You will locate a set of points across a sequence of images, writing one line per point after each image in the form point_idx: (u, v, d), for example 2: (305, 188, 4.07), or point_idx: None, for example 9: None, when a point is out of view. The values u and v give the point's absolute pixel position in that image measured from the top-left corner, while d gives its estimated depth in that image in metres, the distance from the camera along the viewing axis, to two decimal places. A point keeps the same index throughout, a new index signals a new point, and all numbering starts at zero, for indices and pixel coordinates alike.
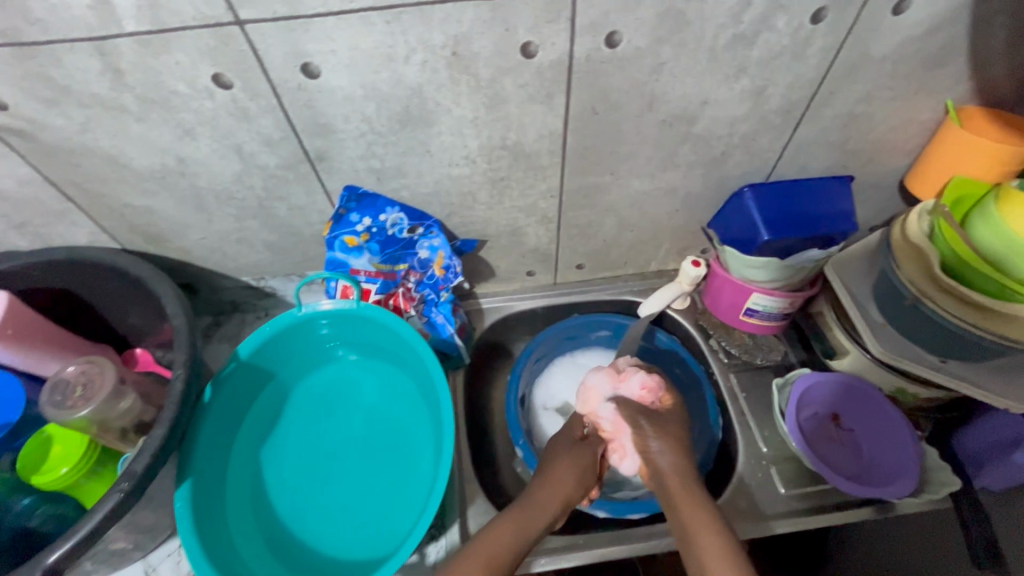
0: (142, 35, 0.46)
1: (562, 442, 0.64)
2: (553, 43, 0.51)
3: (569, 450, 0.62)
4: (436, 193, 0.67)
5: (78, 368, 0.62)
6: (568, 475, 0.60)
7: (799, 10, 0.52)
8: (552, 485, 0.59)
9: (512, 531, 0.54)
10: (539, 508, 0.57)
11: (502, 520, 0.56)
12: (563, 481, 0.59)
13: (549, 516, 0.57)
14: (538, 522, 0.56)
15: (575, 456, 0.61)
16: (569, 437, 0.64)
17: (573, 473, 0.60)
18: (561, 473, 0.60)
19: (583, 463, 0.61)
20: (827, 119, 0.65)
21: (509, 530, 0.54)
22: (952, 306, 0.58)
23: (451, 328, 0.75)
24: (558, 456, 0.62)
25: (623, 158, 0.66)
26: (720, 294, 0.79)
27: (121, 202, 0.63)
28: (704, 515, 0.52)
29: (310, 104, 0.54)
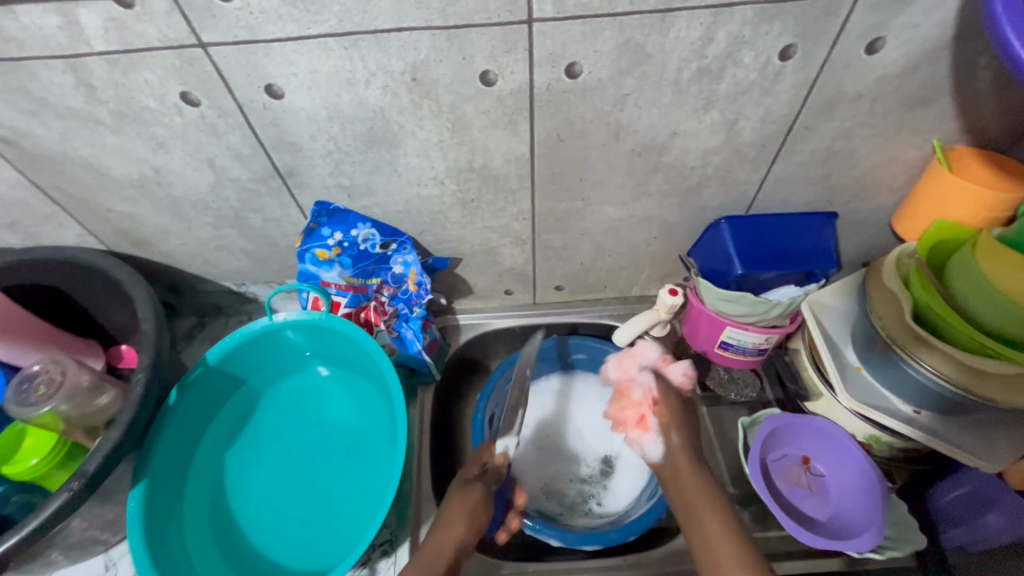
0: (111, 54, 0.48)
1: (455, 487, 0.66)
2: (511, 72, 0.51)
3: (456, 494, 0.64)
4: (408, 211, 0.68)
5: (43, 365, 0.65)
6: (455, 522, 0.61)
7: (765, 46, 0.51)
8: (441, 533, 0.60)
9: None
10: (435, 556, 0.58)
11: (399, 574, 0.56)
12: (450, 525, 0.61)
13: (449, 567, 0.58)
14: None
15: (459, 503, 0.63)
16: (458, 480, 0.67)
17: (459, 520, 0.61)
18: (447, 523, 0.61)
19: (467, 509, 0.62)
20: (805, 154, 0.63)
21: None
22: (925, 357, 0.56)
23: (420, 345, 0.75)
24: (448, 505, 0.64)
25: (593, 186, 0.66)
26: (695, 324, 0.77)
27: (103, 208, 0.65)
28: (706, 498, 0.58)
29: (276, 122, 0.55)
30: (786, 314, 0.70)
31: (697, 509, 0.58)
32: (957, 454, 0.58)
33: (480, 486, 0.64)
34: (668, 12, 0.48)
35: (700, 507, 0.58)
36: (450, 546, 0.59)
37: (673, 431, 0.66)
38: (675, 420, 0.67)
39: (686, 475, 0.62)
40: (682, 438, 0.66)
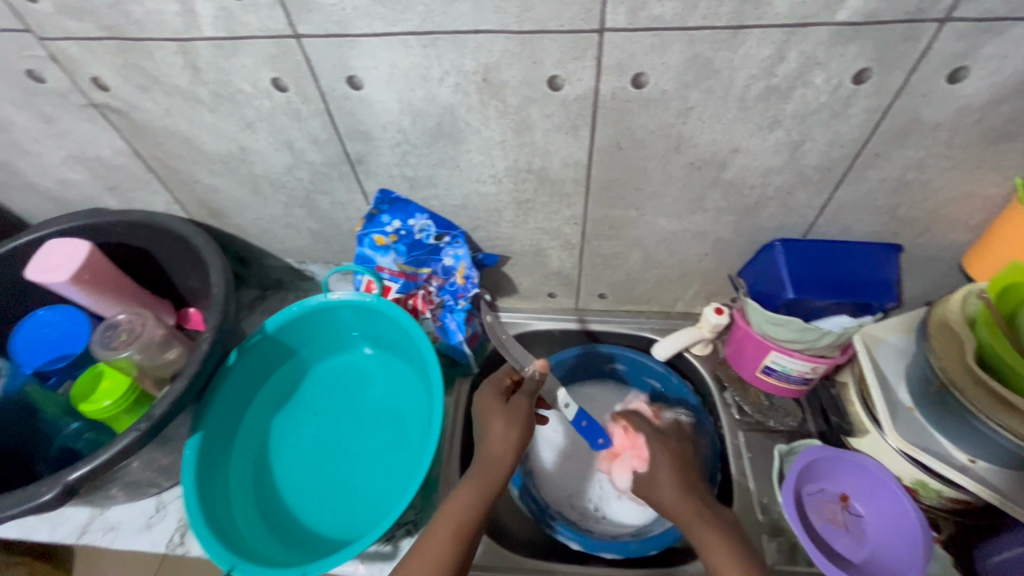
0: (217, 40, 0.53)
1: (495, 401, 0.62)
2: (578, 78, 0.53)
3: (502, 406, 0.61)
4: (464, 206, 0.71)
5: (126, 316, 0.73)
6: (501, 433, 0.59)
7: (838, 68, 0.50)
8: (493, 443, 0.59)
9: (472, 494, 0.56)
10: (495, 464, 0.58)
11: (461, 488, 0.57)
12: (505, 436, 0.59)
13: (505, 470, 0.58)
14: (491, 489, 0.56)
15: (510, 411, 0.60)
16: (500, 394, 0.63)
17: (515, 428, 0.59)
18: (500, 432, 0.59)
19: (519, 419, 0.60)
20: (872, 181, 0.61)
21: (470, 494, 0.56)
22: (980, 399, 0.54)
23: (461, 335, 0.78)
24: (491, 416, 0.61)
25: (648, 196, 0.66)
26: (739, 345, 0.77)
27: (192, 179, 0.71)
28: (691, 508, 0.57)
29: (354, 112, 0.59)
30: (836, 344, 0.68)
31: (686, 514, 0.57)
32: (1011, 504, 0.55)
33: (529, 398, 0.62)
34: (741, 29, 0.48)
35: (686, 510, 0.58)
36: (510, 453, 0.58)
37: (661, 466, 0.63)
38: (666, 474, 0.62)
39: (689, 507, 0.58)
40: (676, 478, 0.61)
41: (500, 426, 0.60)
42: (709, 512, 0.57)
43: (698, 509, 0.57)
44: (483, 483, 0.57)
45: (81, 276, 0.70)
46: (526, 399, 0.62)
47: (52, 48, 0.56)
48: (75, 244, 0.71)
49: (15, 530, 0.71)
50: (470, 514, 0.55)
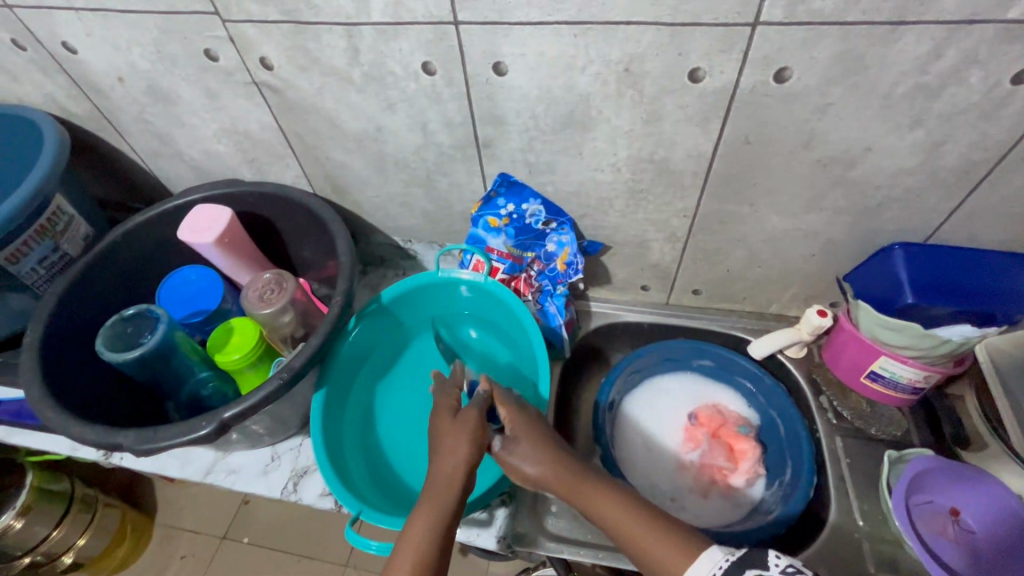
0: (382, 25, 0.57)
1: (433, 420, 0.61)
2: (721, 71, 0.55)
3: (448, 423, 0.60)
4: (577, 194, 0.74)
5: (272, 276, 0.79)
6: (447, 456, 0.57)
7: (997, 67, 0.50)
8: (440, 465, 0.57)
9: (427, 522, 0.54)
10: (443, 488, 0.56)
11: (416, 517, 0.55)
12: (450, 454, 0.57)
13: (454, 494, 0.56)
14: (448, 509, 0.55)
15: (456, 426, 0.59)
16: (448, 408, 0.62)
17: (460, 444, 0.58)
18: (447, 450, 0.58)
19: (467, 433, 0.58)
20: (1013, 187, 0.60)
21: (422, 526, 0.54)
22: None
23: (561, 319, 0.81)
24: (440, 435, 0.60)
25: (765, 192, 0.67)
26: (841, 349, 0.76)
27: (325, 155, 0.77)
28: (612, 500, 0.55)
29: (492, 96, 0.63)
30: (952, 355, 0.67)
31: (603, 503, 0.55)
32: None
33: (478, 409, 0.61)
34: (901, 25, 0.48)
35: (605, 506, 0.55)
36: (457, 476, 0.56)
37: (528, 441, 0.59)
38: (524, 454, 0.58)
39: (562, 480, 0.57)
40: (541, 449, 0.58)
41: (444, 443, 0.59)
42: (585, 482, 0.56)
43: (575, 482, 0.57)
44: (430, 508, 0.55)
45: (222, 239, 0.76)
46: (473, 410, 0.61)
47: (232, 30, 0.62)
48: (219, 211, 0.78)
49: (149, 464, 0.78)
50: (428, 545, 0.53)
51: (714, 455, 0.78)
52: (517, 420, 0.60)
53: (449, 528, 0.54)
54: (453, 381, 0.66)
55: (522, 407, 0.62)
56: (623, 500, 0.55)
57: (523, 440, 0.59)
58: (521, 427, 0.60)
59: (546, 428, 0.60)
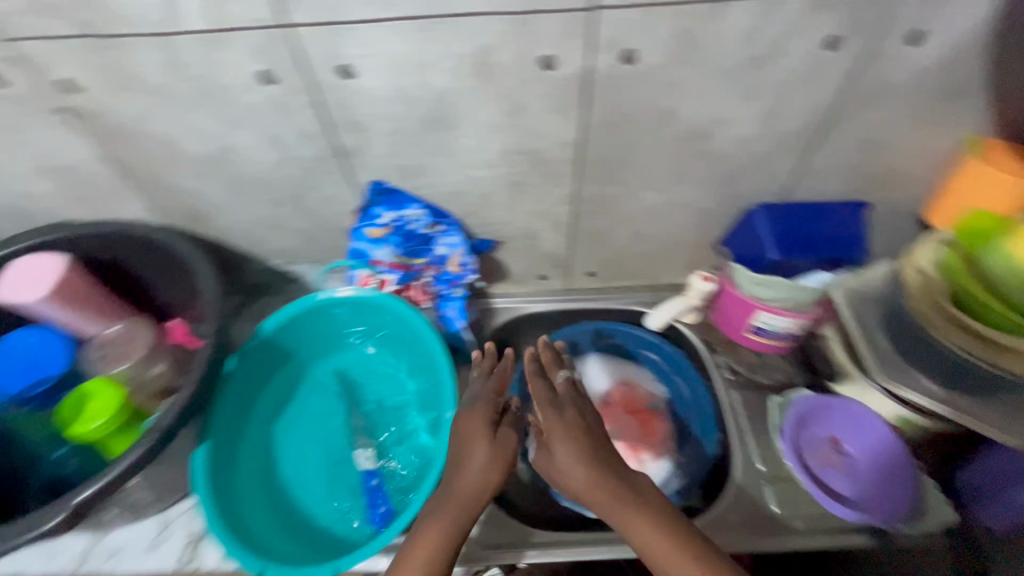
0: (203, 33, 0.51)
1: (473, 424, 0.60)
2: (572, 57, 0.55)
3: (489, 432, 0.59)
4: (457, 193, 0.72)
5: (115, 331, 0.73)
6: (481, 465, 0.57)
7: (812, 36, 0.54)
8: (467, 474, 0.57)
9: (442, 529, 0.53)
10: (466, 496, 0.55)
11: (431, 519, 0.55)
12: (478, 468, 0.57)
13: (475, 503, 0.55)
14: (461, 519, 0.54)
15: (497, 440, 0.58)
16: (490, 418, 0.61)
17: (497, 457, 0.57)
18: (480, 459, 0.57)
19: (502, 449, 0.58)
20: (842, 144, 0.66)
21: (436, 531, 0.53)
22: (978, 349, 0.58)
23: (461, 323, 0.79)
24: (474, 444, 0.59)
25: (636, 171, 0.69)
26: (727, 309, 0.81)
27: (170, 182, 0.68)
28: (640, 514, 0.52)
29: (345, 101, 0.59)
30: (814, 301, 0.73)
31: (628, 515, 0.53)
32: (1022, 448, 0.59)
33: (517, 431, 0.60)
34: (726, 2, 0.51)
35: (628, 520, 0.53)
36: (484, 486, 0.56)
37: (566, 449, 0.57)
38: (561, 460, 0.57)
39: (596, 495, 0.55)
40: (577, 460, 0.57)
41: (476, 450, 0.58)
42: (621, 499, 0.54)
43: (607, 495, 0.54)
44: (445, 515, 0.54)
45: (61, 294, 0.66)
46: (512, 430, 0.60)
47: (17, 50, 0.53)
48: (52, 260, 0.67)
49: (9, 565, 0.68)
50: (439, 550, 0.52)
51: (631, 428, 0.79)
52: (554, 426, 0.59)
53: (463, 533, 0.54)
54: (497, 389, 0.65)
55: (560, 411, 0.61)
56: (652, 516, 0.52)
57: (557, 447, 0.58)
58: (556, 436, 0.58)
59: (586, 439, 0.58)
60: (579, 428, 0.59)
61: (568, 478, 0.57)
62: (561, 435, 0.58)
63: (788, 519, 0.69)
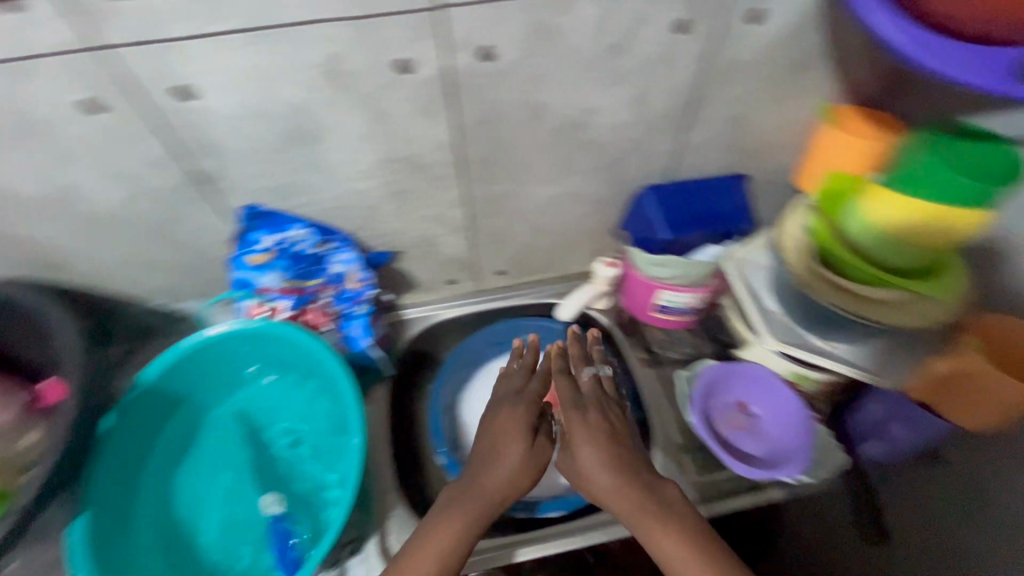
0: (4, 63, 0.46)
1: (514, 424, 0.59)
2: (427, 59, 0.53)
3: (522, 435, 0.58)
4: (340, 208, 0.68)
5: None
6: (515, 465, 0.57)
7: (661, 22, 0.55)
8: (497, 474, 0.56)
9: (458, 526, 0.54)
10: (487, 497, 0.55)
11: (447, 513, 0.55)
12: (503, 472, 0.56)
13: (493, 505, 0.56)
14: (478, 520, 0.55)
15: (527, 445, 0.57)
16: (524, 422, 0.59)
17: (524, 464, 0.57)
18: (506, 461, 0.56)
19: (529, 457, 0.57)
20: (712, 121, 0.68)
21: (453, 524, 0.54)
22: (853, 306, 0.61)
23: (367, 341, 0.76)
24: (505, 444, 0.57)
25: (521, 167, 0.68)
26: (631, 291, 0.82)
27: (8, 230, 0.61)
28: (660, 523, 0.52)
29: (191, 123, 0.54)
30: (707, 274, 0.75)
31: (646, 521, 0.52)
32: (899, 390, 0.65)
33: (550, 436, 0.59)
34: None
35: (647, 527, 0.52)
36: (505, 489, 0.56)
37: (587, 449, 0.56)
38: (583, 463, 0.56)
39: (618, 499, 0.53)
40: (602, 463, 0.55)
41: (506, 448, 0.57)
42: (644, 508, 0.53)
43: (633, 505, 0.53)
44: (462, 512, 0.55)
45: None
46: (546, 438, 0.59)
47: None
48: None
49: None
50: (453, 543, 0.54)
51: None
52: (576, 426, 0.57)
53: (478, 530, 0.55)
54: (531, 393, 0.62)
55: (584, 413, 0.58)
56: (674, 528, 0.51)
57: (581, 448, 0.56)
58: (579, 439, 0.56)
59: (620, 445, 0.56)
60: (610, 434, 0.57)
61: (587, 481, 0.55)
62: (585, 439, 0.56)
63: (699, 489, 0.74)
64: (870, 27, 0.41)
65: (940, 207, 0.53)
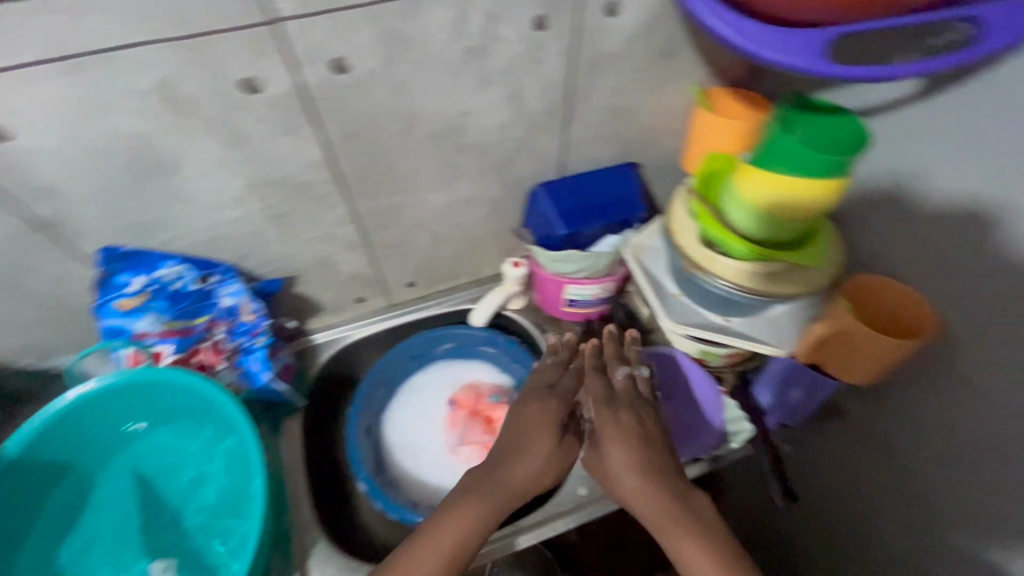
0: None
1: (546, 417, 0.58)
2: (274, 76, 0.50)
3: (553, 431, 0.57)
4: (215, 239, 0.64)
5: None
6: (541, 457, 0.56)
7: (518, 20, 0.54)
8: (523, 466, 0.55)
9: (476, 515, 0.52)
10: (510, 489, 0.54)
11: (467, 501, 0.52)
12: (530, 467, 0.55)
13: (511, 501, 0.54)
14: (495, 514, 0.53)
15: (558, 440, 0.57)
16: (556, 420, 0.58)
17: (548, 461, 0.56)
18: (534, 455, 0.56)
19: (554, 455, 0.56)
20: (592, 114, 0.69)
21: (470, 514, 0.52)
22: (737, 278, 0.62)
23: (268, 374, 0.71)
24: (536, 436, 0.57)
25: (406, 177, 0.66)
26: (541, 288, 0.82)
27: None
28: (689, 532, 0.51)
29: (16, 166, 0.49)
30: (610, 264, 0.77)
31: (668, 527, 0.52)
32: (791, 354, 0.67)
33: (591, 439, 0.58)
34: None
35: (671, 534, 0.51)
36: (528, 485, 0.55)
37: (617, 446, 0.55)
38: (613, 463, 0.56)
39: (643, 501, 0.53)
40: (629, 464, 0.55)
41: (536, 441, 0.56)
42: (669, 513, 0.52)
43: (660, 510, 0.52)
44: (478, 501, 0.52)
45: None
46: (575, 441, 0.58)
47: None
48: None
49: None
50: (466, 533, 0.51)
51: (473, 431, 0.82)
52: (607, 425, 0.57)
53: (493, 523, 0.53)
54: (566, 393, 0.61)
55: (616, 412, 0.58)
56: (701, 537, 0.51)
57: (610, 446, 0.56)
58: (609, 439, 0.56)
59: (654, 446, 0.56)
60: (641, 435, 0.56)
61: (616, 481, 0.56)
62: (620, 439, 0.56)
63: None
64: (720, 42, 0.42)
65: (824, 182, 0.54)
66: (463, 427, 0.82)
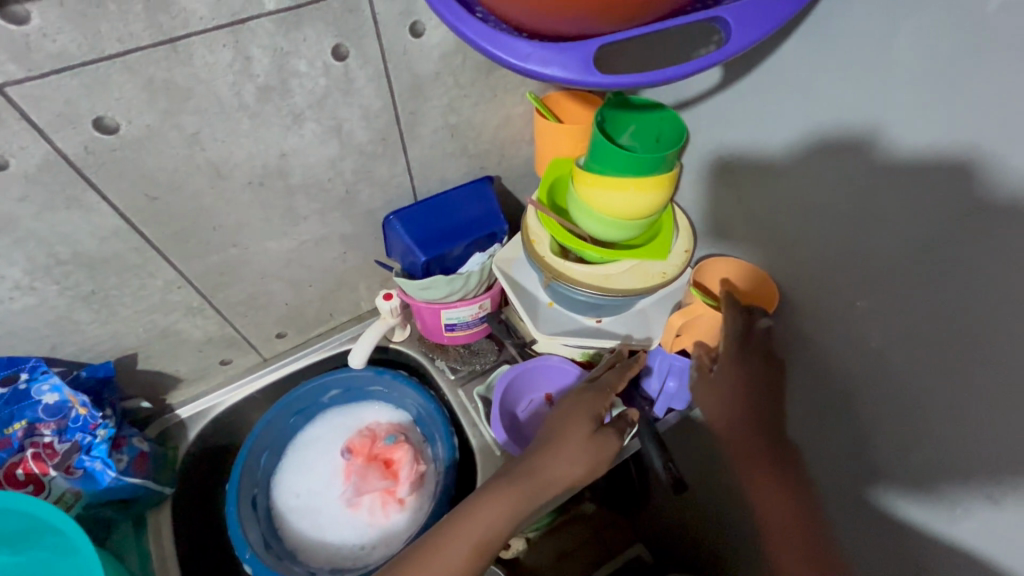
0: None
1: (579, 407, 0.60)
2: (22, 147, 0.44)
3: (591, 432, 0.58)
4: (11, 332, 0.56)
5: None
6: (573, 450, 0.56)
7: (312, 52, 0.51)
8: (556, 462, 0.55)
9: (502, 513, 0.53)
10: (543, 484, 0.55)
11: (495, 493, 0.54)
12: (566, 465, 0.55)
13: (540, 501, 0.55)
14: (523, 510, 0.54)
15: (588, 440, 0.57)
16: (595, 415, 0.59)
17: (579, 458, 0.56)
18: (568, 453, 0.56)
19: (591, 454, 0.57)
20: (429, 135, 0.66)
21: (497, 514, 0.53)
22: (595, 283, 0.62)
23: (114, 471, 0.63)
24: (574, 427, 0.58)
25: (233, 230, 0.60)
26: (419, 317, 0.78)
27: None
28: (774, 472, 0.59)
29: None
30: (481, 281, 0.74)
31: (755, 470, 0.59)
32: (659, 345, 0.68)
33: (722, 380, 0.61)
34: (174, 42, 0.44)
35: (752, 476, 0.59)
36: (561, 482, 0.55)
37: (727, 390, 0.60)
38: (717, 397, 0.61)
39: (741, 443, 0.60)
40: (731, 409, 0.60)
41: (570, 437, 0.57)
42: (762, 454, 0.59)
43: (754, 452, 0.59)
44: (501, 499, 0.53)
45: None
46: (615, 437, 0.59)
47: None
48: None
49: None
50: (488, 531, 0.52)
51: (372, 479, 0.76)
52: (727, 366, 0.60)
53: (521, 518, 0.54)
54: (609, 386, 0.62)
55: (745, 355, 0.60)
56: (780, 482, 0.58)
57: (724, 384, 0.60)
58: (727, 379, 0.60)
59: (761, 390, 0.60)
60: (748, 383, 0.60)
61: (716, 413, 0.61)
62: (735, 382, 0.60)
63: None
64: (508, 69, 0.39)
65: (655, 179, 0.54)
66: (362, 477, 0.77)
